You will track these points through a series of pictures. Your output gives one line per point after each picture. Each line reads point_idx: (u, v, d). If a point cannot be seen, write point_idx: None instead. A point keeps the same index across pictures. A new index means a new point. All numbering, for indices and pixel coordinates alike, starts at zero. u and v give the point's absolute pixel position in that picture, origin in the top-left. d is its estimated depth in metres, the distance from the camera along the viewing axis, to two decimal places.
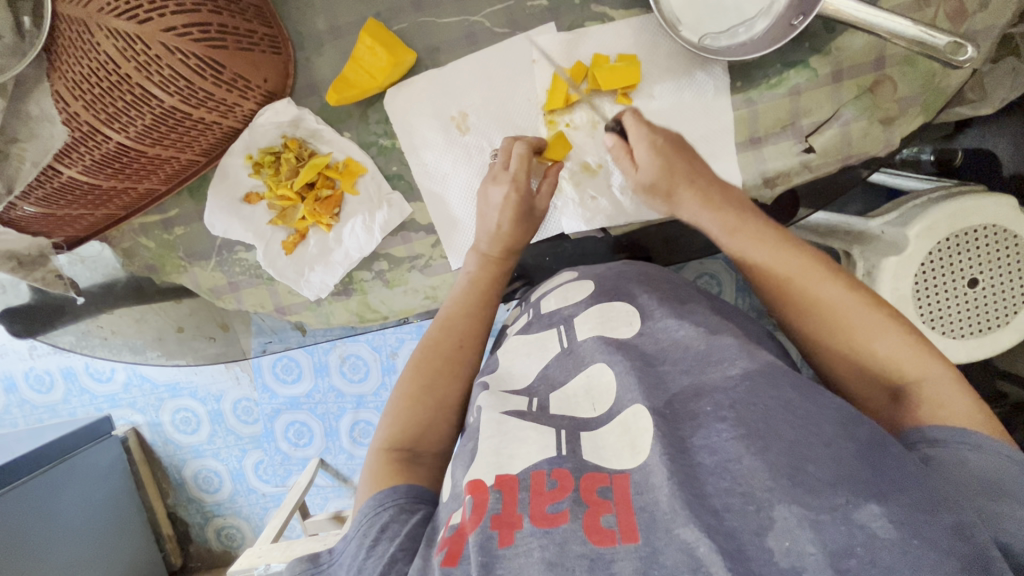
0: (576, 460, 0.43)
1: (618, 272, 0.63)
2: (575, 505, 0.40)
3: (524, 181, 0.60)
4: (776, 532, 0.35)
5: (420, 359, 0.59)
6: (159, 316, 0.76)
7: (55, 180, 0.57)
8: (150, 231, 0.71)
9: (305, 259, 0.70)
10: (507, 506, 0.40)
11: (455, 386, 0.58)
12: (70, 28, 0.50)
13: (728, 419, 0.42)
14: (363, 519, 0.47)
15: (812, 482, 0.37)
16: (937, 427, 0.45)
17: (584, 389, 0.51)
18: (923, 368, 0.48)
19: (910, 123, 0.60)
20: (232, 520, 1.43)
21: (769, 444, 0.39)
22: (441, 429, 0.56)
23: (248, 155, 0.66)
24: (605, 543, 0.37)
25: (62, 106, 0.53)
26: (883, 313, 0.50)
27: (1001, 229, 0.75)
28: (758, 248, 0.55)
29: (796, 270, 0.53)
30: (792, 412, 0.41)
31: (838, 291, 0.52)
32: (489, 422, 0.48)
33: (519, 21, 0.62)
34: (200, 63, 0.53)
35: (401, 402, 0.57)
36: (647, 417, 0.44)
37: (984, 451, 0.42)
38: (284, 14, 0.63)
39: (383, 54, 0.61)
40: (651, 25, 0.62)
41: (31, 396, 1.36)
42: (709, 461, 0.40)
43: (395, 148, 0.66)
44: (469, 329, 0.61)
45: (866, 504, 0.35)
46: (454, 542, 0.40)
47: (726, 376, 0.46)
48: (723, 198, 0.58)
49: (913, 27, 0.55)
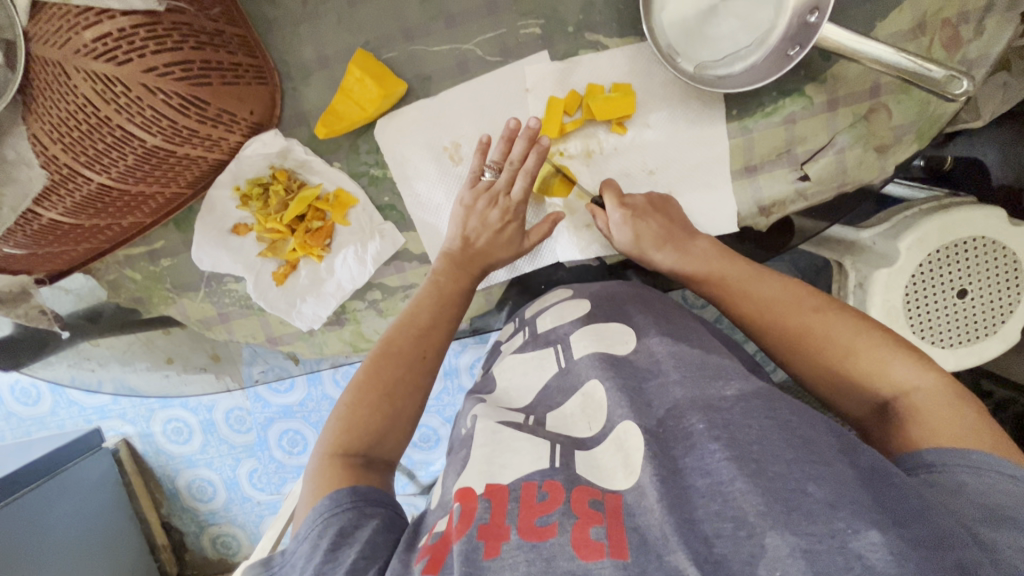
0: (568, 472, 0.44)
1: (613, 292, 0.62)
2: (563, 518, 0.40)
3: (524, 216, 0.63)
4: (767, 561, 0.35)
5: (379, 363, 0.56)
6: (147, 346, 0.75)
7: (36, 223, 0.55)
8: (136, 262, 0.69)
9: (296, 290, 0.68)
10: (495, 516, 0.41)
11: (415, 396, 0.55)
12: (45, 69, 0.48)
13: (720, 439, 0.42)
14: (316, 518, 0.45)
15: (808, 505, 0.37)
16: (937, 451, 0.44)
17: (580, 408, 0.51)
18: (905, 381, 0.49)
19: (905, 151, 0.60)
20: (228, 529, 1.43)
21: (761, 468, 0.39)
22: (398, 436, 0.53)
23: (236, 186, 0.64)
24: (593, 557, 0.37)
25: (40, 149, 0.50)
26: (856, 328, 0.52)
27: (990, 241, 0.75)
28: (732, 282, 0.59)
29: (768, 301, 0.57)
30: (789, 431, 0.42)
31: (804, 317, 0.55)
32: (483, 431, 0.50)
33: (512, 49, 0.61)
34: (184, 102, 0.52)
35: (352, 406, 0.53)
36: (637, 435, 0.45)
37: (982, 475, 0.41)
38: (270, 44, 0.61)
39: (373, 86, 0.59)
40: (646, 53, 0.61)
41: (16, 409, 1.33)
42: (700, 484, 0.41)
43: (386, 177, 0.65)
44: (434, 336, 0.58)
45: (865, 531, 0.35)
46: (436, 549, 0.41)
47: (721, 395, 0.46)
48: (687, 245, 0.61)
49: (898, 54, 0.54)
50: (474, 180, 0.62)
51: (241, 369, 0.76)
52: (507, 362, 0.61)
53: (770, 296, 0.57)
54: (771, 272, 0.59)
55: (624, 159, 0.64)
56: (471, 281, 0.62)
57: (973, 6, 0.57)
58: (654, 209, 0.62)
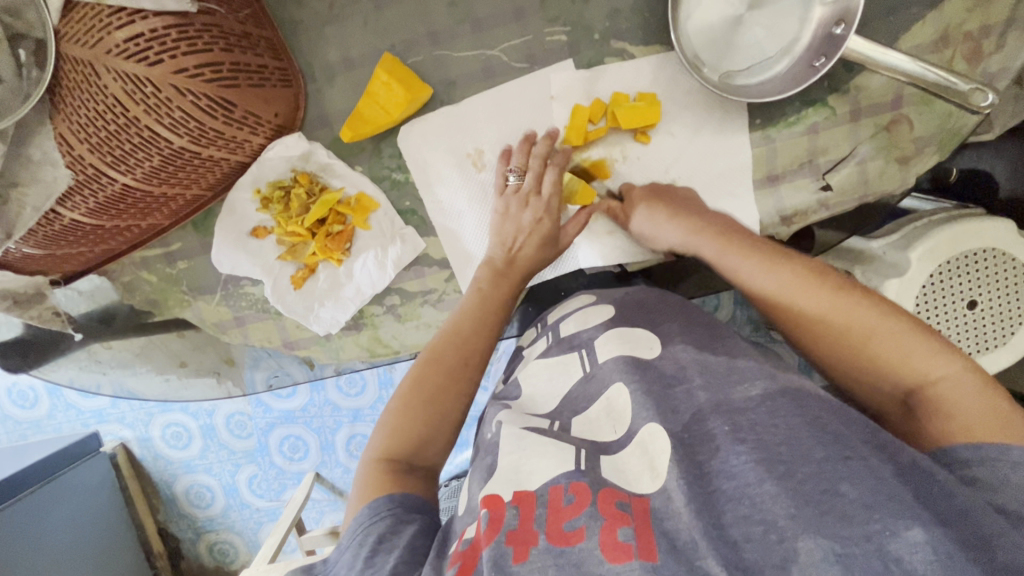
0: (594, 475, 0.44)
1: (637, 299, 0.61)
2: (591, 521, 0.40)
3: (557, 214, 0.63)
4: (801, 565, 0.35)
5: (422, 372, 0.56)
6: (159, 349, 0.73)
7: (57, 223, 0.55)
8: (152, 264, 0.68)
9: (315, 294, 0.68)
10: (523, 523, 0.41)
11: (458, 405, 0.55)
12: (75, 69, 0.47)
13: (746, 443, 0.42)
14: (357, 528, 0.46)
15: (847, 509, 0.37)
16: (968, 442, 0.43)
17: (606, 411, 0.51)
18: (932, 368, 0.47)
19: (926, 163, 0.61)
20: (225, 537, 1.40)
21: (792, 469, 0.40)
22: (440, 444, 0.53)
23: (258, 188, 0.63)
24: (621, 560, 0.37)
25: (66, 149, 0.50)
26: (880, 316, 0.50)
27: (999, 252, 0.76)
28: (747, 263, 0.56)
29: (785, 281, 0.54)
30: (818, 437, 0.41)
31: (825, 298, 0.52)
32: (508, 438, 0.48)
33: (538, 56, 0.61)
34: (212, 104, 0.51)
35: (398, 412, 0.53)
36: (665, 438, 0.45)
37: (1022, 470, 0.40)
38: (294, 46, 0.61)
39: (399, 89, 0.60)
40: (670, 62, 0.61)
41: (13, 413, 1.31)
42: (728, 487, 0.41)
43: (408, 182, 0.64)
44: (472, 343, 0.58)
45: (901, 534, 0.35)
46: (467, 556, 0.41)
47: (745, 397, 0.46)
48: (702, 222, 0.59)
49: (910, 62, 0.56)
50: (501, 186, 0.62)
51: (246, 377, 0.74)
52: (530, 368, 0.59)
53: (786, 275, 0.54)
54: (786, 251, 0.56)
55: (647, 168, 0.64)
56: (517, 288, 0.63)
57: (994, 20, 0.58)
58: (669, 195, 0.62)
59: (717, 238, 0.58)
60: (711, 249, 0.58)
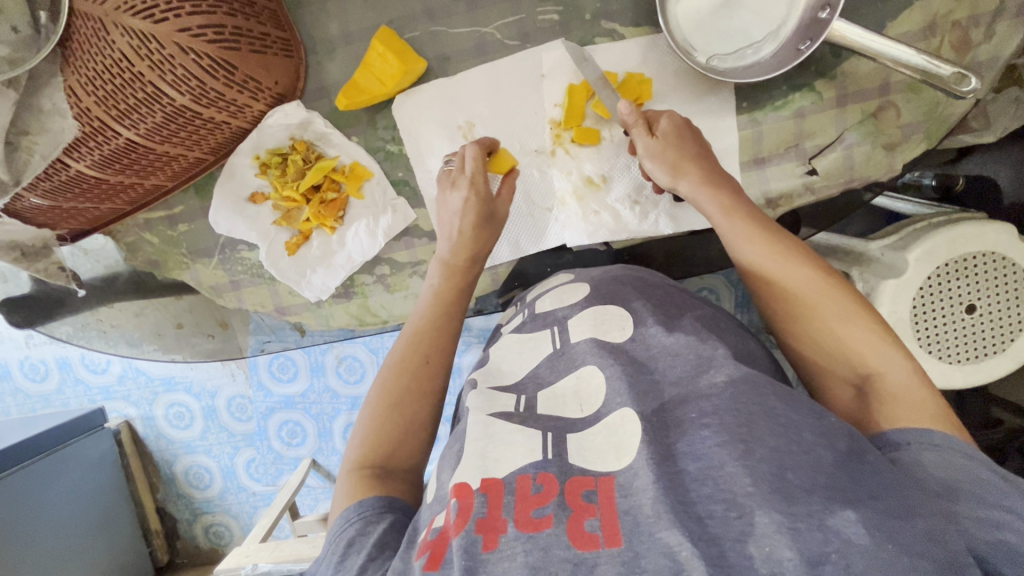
0: (561, 464, 0.42)
1: (615, 276, 0.61)
2: (559, 510, 0.38)
3: (483, 187, 0.62)
4: (756, 538, 0.33)
5: (387, 377, 0.57)
6: (158, 311, 0.76)
7: (63, 173, 0.59)
8: (155, 226, 0.71)
9: (308, 261, 0.70)
10: (492, 510, 0.39)
11: (426, 403, 0.55)
12: (87, 24, 0.51)
13: (710, 426, 0.40)
14: (332, 537, 0.46)
15: (792, 489, 0.35)
16: (901, 429, 0.44)
17: (573, 390, 0.50)
18: (888, 361, 0.47)
19: (913, 149, 0.61)
20: (221, 518, 1.41)
21: (753, 448, 0.37)
22: (415, 444, 0.53)
23: (257, 155, 0.66)
24: (588, 547, 0.36)
25: (74, 100, 0.54)
26: (853, 307, 0.50)
27: (1000, 256, 0.72)
28: (746, 234, 0.55)
29: (781, 253, 0.53)
30: (773, 419, 0.39)
31: (812, 276, 0.52)
32: (475, 425, 0.47)
33: (531, 34, 0.63)
34: (213, 64, 0.54)
35: (369, 423, 0.54)
36: (636, 422, 0.43)
37: (941, 454, 0.41)
38: (298, 19, 0.63)
39: (394, 61, 0.62)
40: (660, 44, 0.63)
41: (24, 385, 1.34)
42: (693, 468, 0.39)
43: (401, 154, 0.67)
44: (434, 342, 0.58)
45: (841, 511, 0.33)
46: (436, 545, 0.39)
47: (710, 383, 0.44)
48: (721, 180, 0.57)
49: (917, 56, 0.55)
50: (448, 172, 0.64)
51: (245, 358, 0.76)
52: (507, 341, 0.61)
53: (783, 248, 0.53)
54: (783, 229, 0.55)
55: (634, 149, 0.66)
56: (477, 274, 0.64)
57: (982, 10, 0.58)
58: (692, 133, 0.60)
59: (724, 198, 0.56)
60: (712, 209, 0.57)
